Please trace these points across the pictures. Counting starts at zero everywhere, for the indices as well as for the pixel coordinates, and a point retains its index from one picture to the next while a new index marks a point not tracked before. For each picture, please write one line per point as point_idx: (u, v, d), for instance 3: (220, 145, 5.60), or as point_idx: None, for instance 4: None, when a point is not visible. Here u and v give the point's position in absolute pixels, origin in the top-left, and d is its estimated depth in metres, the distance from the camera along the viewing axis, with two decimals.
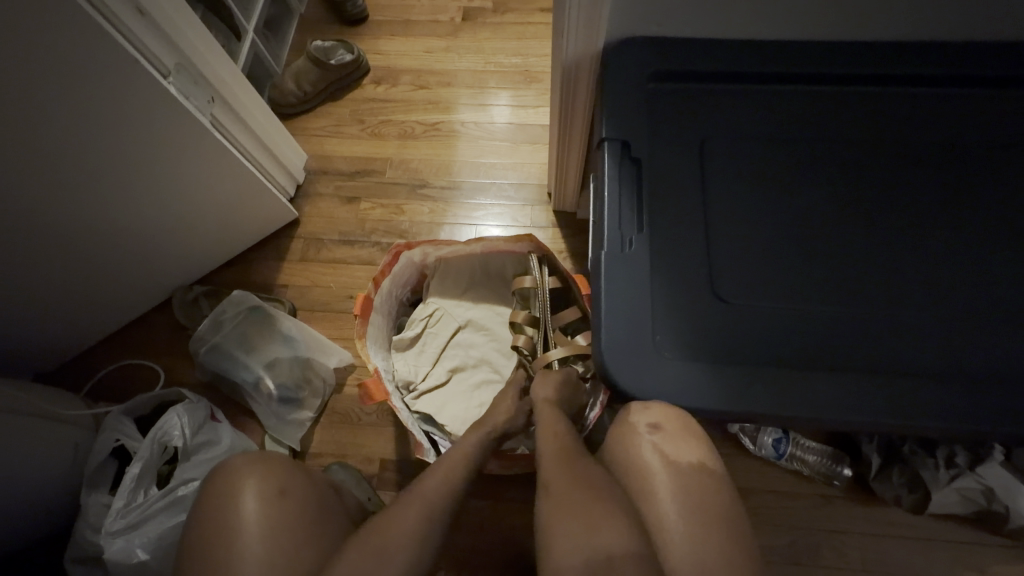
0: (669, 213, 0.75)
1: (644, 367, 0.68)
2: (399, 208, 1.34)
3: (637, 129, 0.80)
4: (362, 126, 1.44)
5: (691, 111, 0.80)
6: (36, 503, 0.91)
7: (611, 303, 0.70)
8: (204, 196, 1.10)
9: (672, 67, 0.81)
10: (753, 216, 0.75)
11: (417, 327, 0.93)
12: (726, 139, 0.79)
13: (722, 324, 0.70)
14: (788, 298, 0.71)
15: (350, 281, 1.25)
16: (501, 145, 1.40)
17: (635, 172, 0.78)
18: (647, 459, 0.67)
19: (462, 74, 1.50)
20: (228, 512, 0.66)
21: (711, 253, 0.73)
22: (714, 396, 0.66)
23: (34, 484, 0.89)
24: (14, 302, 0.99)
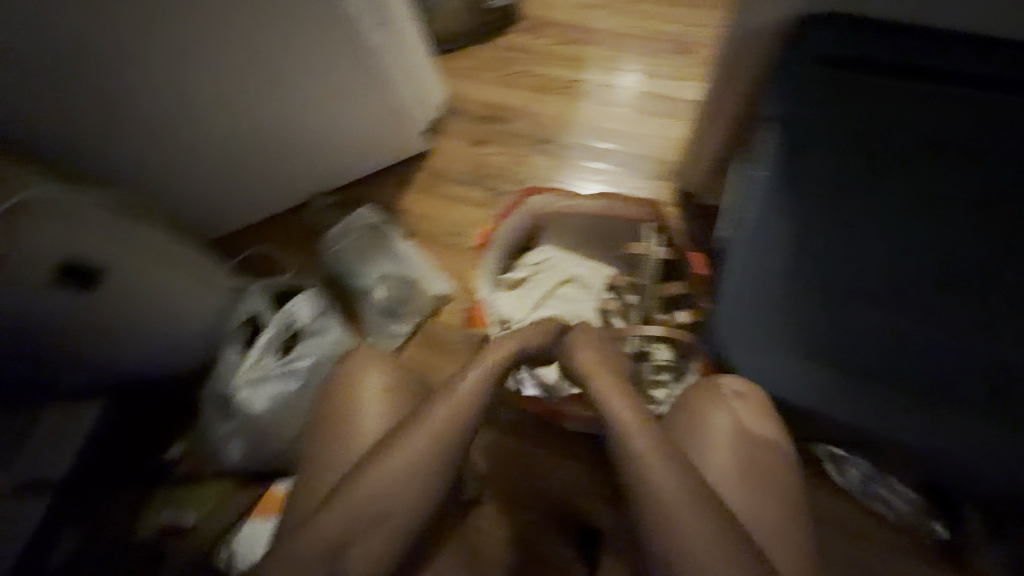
0: (813, 203, 0.73)
1: (746, 348, 0.70)
2: (521, 158, 1.37)
3: (803, 110, 0.75)
4: (503, 72, 1.47)
5: (872, 104, 0.74)
6: (184, 346, 1.07)
7: (731, 282, 0.72)
8: (356, 112, 1.19)
9: (861, 52, 0.75)
10: (906, 230, 0.71)
11: (526, 270, 0.95)
12: (902, 143, 0.73)
13: (843, 330, 0.68)
14: (921, 316, 0.68)
15: (462, 219, 1.32)
16: (634, 114, 1.37)
17: (790, 158, 0.75)
18: (719, 424, 0.70)
19: (610, 34, 1.47)
20: (348, 396, 0.77)
21: (851, 258, 0.71)
22: (811, 395, 0.67)
23: (187, 329, 1.05)
24: (194, 174, 1.16)
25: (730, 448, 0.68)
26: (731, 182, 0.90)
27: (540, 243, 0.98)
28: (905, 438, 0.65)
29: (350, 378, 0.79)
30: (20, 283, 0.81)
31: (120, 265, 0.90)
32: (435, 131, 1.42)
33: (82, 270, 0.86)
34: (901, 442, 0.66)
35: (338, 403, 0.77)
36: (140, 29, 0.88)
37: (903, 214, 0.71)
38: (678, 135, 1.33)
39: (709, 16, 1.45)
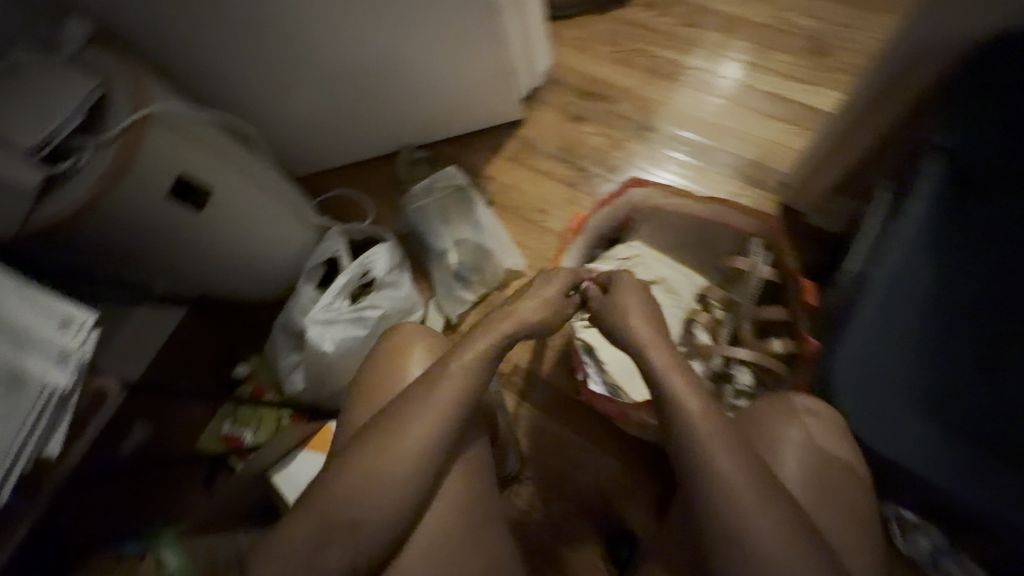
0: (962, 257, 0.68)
1: (859, 385, 0.64)
2: (618, 142, 1.31)
3: (975, 152, 0.70)
4: (614, 48, 1.39)
5: None
6: (268, 274, 1.12)
7: (862, 315, 0.67)
8: (464, 70, 1.16)
9: None
10: None
11: (612, 263, 0.90)
12: None
13: (978, 399, 0.63)
14: None
15: (547, 196, 1.28)
16: (751, 113, 1.27)
17: (951, 200, 0.70)
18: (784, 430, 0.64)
19: (738, 22, 1.36)
20: (411, 354, 0.78)
21: (1002, 323, 0.65)
22: (931, 463, 0.61)
23: (273, 260, 1.10)
24: (299, 111, 1.18)
25: (795, 454, 0.63)
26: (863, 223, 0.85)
27: (632, 236, 0.93)
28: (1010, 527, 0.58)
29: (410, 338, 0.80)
30: (141, 196, 0.79)
31: (222, 186, 0.93)
32: (534, 100, 1.38)
33: (194, 188, 0.87)
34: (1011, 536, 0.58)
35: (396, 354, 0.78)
36: None
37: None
38: (793, 144, 1.23)
39: (854, 17, 1.31)
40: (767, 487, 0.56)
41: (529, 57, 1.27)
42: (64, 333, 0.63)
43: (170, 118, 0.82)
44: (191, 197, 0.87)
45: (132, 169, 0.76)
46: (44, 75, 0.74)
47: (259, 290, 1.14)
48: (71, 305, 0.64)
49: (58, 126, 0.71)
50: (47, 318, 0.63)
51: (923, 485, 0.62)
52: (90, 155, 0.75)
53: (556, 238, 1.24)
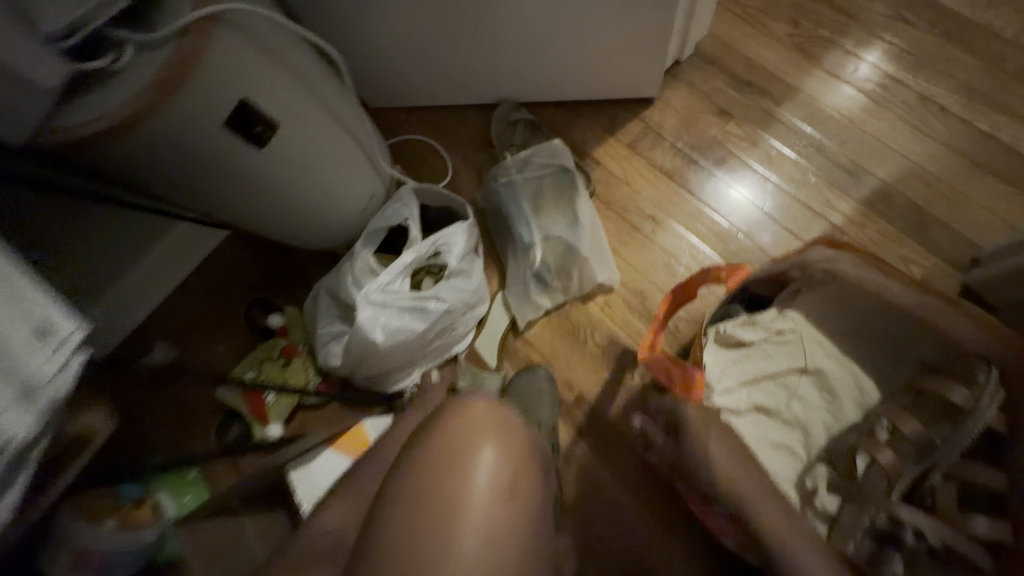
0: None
1: None
2: (767, 155, 1.04)
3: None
4: (794, 31, 1.09)
5: None
6: (324, 228, 0.95)
7: None
8: (607, 22, 0.91)
9: None
10: None
11: (757, 332, 0.68)
12: None
13: None
14: None
15: (662, 201, 1.05)
16: (952, 155, 0.98)
17: None
18: None
19: (971, 31, 1.03)
20: (478, 440, 0.57)
21: None
22: None
23: (331, 215, 0.93)
24: (395, 33, 0.95)
25: None
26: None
27: (787, 303, 0.70)
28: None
29: (468, 430, 0.57)
30: (196, 110, 0.61)
31: (292, 118, 0.73)
32: (677, 77, 1.10)
33: (260, 115, 0.68)
34: None
35: (457, 434, 0.57)
36: None
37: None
38: (1001, 212, 0.94)
39: None
40: None
41: (688, 21, 0.99)
42: (33, 350, 0.44)
43: (243, 24, 0.62)
44: (254, 128, 0.68)
45: (187, 85, 0.58)
46: None
47: (310, 240, 0.98)
48: (58, 312, 0.44)
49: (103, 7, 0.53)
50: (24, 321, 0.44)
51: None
52: (135, 56, 0.57)
53: (662, 258, 1.02)
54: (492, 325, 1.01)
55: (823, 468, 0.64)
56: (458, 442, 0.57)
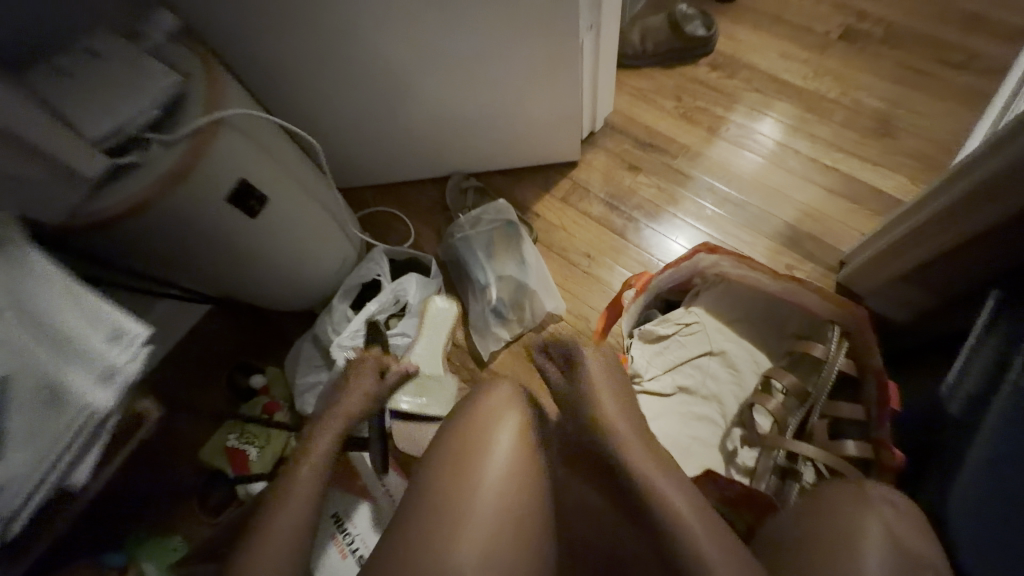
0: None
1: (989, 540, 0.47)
2: (672, 199, 1.27)
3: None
4: (677, 103, 1.37)
5: None
6: (301, 290, 1.08)
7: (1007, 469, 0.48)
8: (529, 109, 1.15)
9: None
10: None
11: (670, 328, 0.85)
12: None
13: None
14: None
15: (593, 242, 1.25)
16: (810, 187, 1.24)
17: None
18: (868, 530, 0.49)
19: (806, 95, 1.34)
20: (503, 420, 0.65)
21: None
22: None
23: (309, 278, 1.06)
24: (358, 127, 1.16)
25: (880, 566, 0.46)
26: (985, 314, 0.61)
27: (693, 303, 0.87)
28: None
29: (497, 410, 0.66)
30: (203, 194, 0.75)
31: (280, 195, 0.89)
32: (593, 144, 1.35)
33: (253, 193, 0.82)
34: None
35: (479, 417, 0.65)
36: None
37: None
38: (855, 224, 1.18)
39: (926, 106, 1.28)
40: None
41: (593, 101, 1.24)
42: (109, 348, 0.48)
43: (244, 126, 0.79)
44: (248, 202, 0.82)
45: (195, 171, 0.72)
46: (126, 60, 0.71)
47: (293, 300, 1.10)
48: (124, 315, 0.49)
49: (128, 118, 0.67)
50: (95, 330, 0.48)
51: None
52: (159, 151, 0.71)
53: (599, 287, 1.20)
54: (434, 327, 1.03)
55: (739, 431, 0.78)
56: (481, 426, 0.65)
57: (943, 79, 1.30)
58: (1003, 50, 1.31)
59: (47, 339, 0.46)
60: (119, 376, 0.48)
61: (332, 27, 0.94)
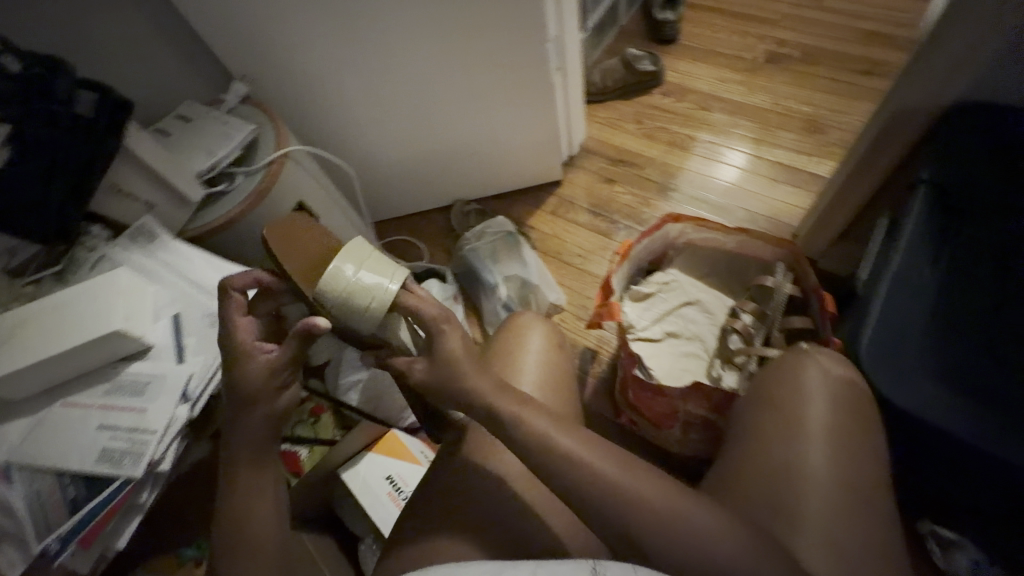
0: (986, 260, 0.75)
1: (884, 349, 0.71)
2: (645, 201, 1.50)
3: (963, 181, 0.80)
4: (640, 125, 1.63)
5: (992, 171, 0.80)
6: None
7: (884, 312, 0.74)
8: (516, 138, 1.39)
9: (965, 135, 0.82)
10: (1010, 293, 0.73)
11: (652, 287, 1.04)
12: (999, 213, 0.78)
13: (960, 362, 0.69)
14: (997, 371, 0.68)
15: (584, 243, 1.46)
16: (759, 179, 1.47)
17: (936, 209, 0.81)
18: (808, 381, 0.68)
19: (744, 108, 1.60)
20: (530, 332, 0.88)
21: (968, 306, 0.73)
22: (929, 405, 0.66)
23: None
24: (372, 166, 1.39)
25: (821, 404, 0.66)
26: (877, 236, 0.91)
27: (667, 266, 1.07)
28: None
29: (516, 331, 0.89)
30: (273, 217, 0.95)
31: (330, 217, 1.08)
32: (572, 166, 1.60)
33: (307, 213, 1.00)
34: (978, 458, 0.65)
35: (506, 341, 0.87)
36: (391, 44, 1.10)
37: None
38: (801, 205, 1.41)
39: (844, 106, 1.55)
40: (796, 419, 0.65)
41: (568, 127, 1.49)
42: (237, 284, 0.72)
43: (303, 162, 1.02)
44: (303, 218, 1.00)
45: (270, 191, 0.93)
46: (214, 120, 0.97)
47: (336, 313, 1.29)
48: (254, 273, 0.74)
49: (222, 158, 0.91)
50: None
51: (959, 446, 0.65)
52: (241, 181, 0.93)
53: (593, 280, 1.39)
54: (334, 279, 0.64)
55: (719, 360, 0.94)
56: (507, 349, 0.86)
57: (853, 84, 1.58)
58: (896, 59, 1.61)
59: (199, 288, 0.70)
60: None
61: (358, 88, 1.18)
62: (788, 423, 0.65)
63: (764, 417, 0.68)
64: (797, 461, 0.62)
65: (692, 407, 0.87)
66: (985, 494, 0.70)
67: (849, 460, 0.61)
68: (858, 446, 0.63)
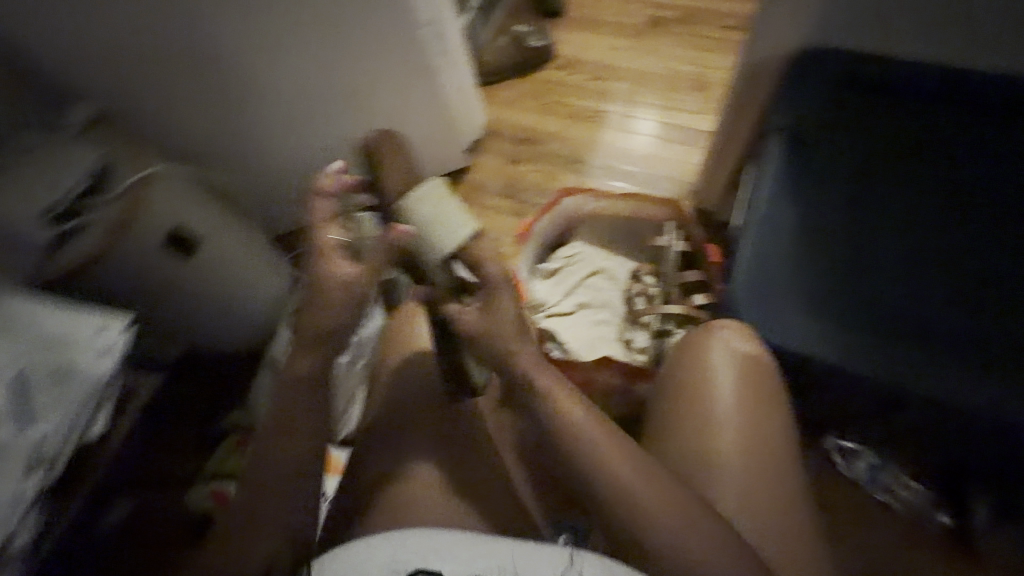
0: (835, 194, 0.84)
1: (758, 290, 0.78)
2: (553, 176, 1.51)
3: (810, 122, 0.89)
4: (541, 101, 1.63)
5: (826, 115, 0.89)
6: (238, 333, 1.20)
7: (756, 256, 0.80)
8: (413, 129, 1.36)
9: (804, 82, 0.90)
10: (853, 218, 0.82)
11: (559, 262, 1.05)
12: (837, 149, 0.87)
13: (822, 289, 0.78)
14: (852, 291, 0.77)
15: (498, 227, 1.45)
16: (656, 141, 1.52)
17: (793, 156, 0.88)
18: (717, 364, 0.72)
19: (634, 73, 1.64)
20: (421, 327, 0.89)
21: (824, 236, 0.81)
22: (797, 333, 0.75)
23: (239, 321, 1.18)
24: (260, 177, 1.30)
25: (729, 386, 0.70)
26: (746, 185, 0.98)
27: (570, 240, 1.08)
28: (951, 400, 0.71)
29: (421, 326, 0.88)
30: (143, 248, 0.93)
31: (214, 239, 1.04)
32: (477, 150, 1.58)
33: (184, 237, 0.98)
34: (840, 368, 0.74)
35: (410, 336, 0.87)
36: (250, 44, 1.02)
37: (946, 201, 0.82)
38: (696, 161, 1.48)
39: (724, 62, 1.62)
40: (708, 405, 0.70)
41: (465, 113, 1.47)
42: (101, 336, 0.73)
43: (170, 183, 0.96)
44: (181, 243, 0.98)
45: (135, 223, 0.90)
46: (53, 149, 0.87)
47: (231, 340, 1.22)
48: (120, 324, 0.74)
49: (68, 189, 0.84)
50: (107, 331, 0.73)
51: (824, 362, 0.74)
52: (93, 213, 0.87)
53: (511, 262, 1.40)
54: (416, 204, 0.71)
55: (628, 323, 0.98)
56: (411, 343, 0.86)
57: (729, 40, 1.66)
58: None
59: (60, 340, 0.71)
60: (116, 350, 0.73)
61: (227, 96, 1.10)
62: (701, 409, 0.70)
63: (678, 398, 0.72)
64: (712, 447, 0.67)
65: (606, 376, 0.90)
66: (862, 399, 0.79)
67: (755, 437, 0.68)
68: (761, 419, 0.69)
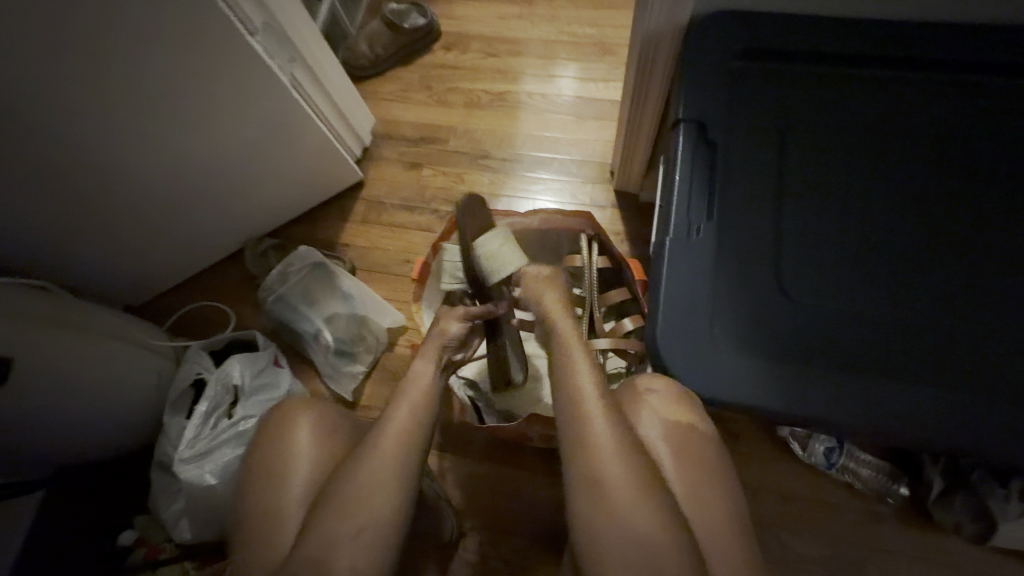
0: (751, 191, 0.75)
1: (677, 325, 0.70)
2: (460, 177, 1.35)
3: (715, 106, 0.78)
4: (433, 91, 1.43)
5: (730, 95, 0.78)
6: (108, 435, 1.01)
7: (671, 283, 0.72)
8: (282, 154, 1.15)
9: (702, 61, 0.78)
10: (773, 216, 0.74)
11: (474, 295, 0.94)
12: (746, 136, 0.77)
13: (746, 309, 0.70)
14: (778, 305, 0.70)
15: (408, 246, 1.29)
16: (566, 120, 1.38)
17: (703, 151, 0.77)
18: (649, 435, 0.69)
19: (532, 44, 1.46)
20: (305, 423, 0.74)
21: (740, 246, 0.73)
22: (724, 371, 0.67)
23: (102, 426, 0.98)
24: (101, 243, 1.07)
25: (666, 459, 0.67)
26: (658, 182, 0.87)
27: None
28: (898, 416, 0.64)
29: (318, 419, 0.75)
30: None
31: (34, 352, 0.84)
32: (370, 160, 1.38)
33: None
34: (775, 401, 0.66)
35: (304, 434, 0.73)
36: (21, 96, 0.79)
37: (862, 177, 0.74)
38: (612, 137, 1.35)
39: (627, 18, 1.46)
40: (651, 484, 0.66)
41: (345, 123, 1.27)
42: None
43: None
44: None
45: None
46: None
47: (104, 448, 1.03)
48: None
49: None
50: None
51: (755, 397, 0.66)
52: None
53: None
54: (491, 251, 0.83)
55: None
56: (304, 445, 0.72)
57: None
58: None
59: None
60: None
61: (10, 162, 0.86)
62: None
63: None
64: None
65: None
66: None
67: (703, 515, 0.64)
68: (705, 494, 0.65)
